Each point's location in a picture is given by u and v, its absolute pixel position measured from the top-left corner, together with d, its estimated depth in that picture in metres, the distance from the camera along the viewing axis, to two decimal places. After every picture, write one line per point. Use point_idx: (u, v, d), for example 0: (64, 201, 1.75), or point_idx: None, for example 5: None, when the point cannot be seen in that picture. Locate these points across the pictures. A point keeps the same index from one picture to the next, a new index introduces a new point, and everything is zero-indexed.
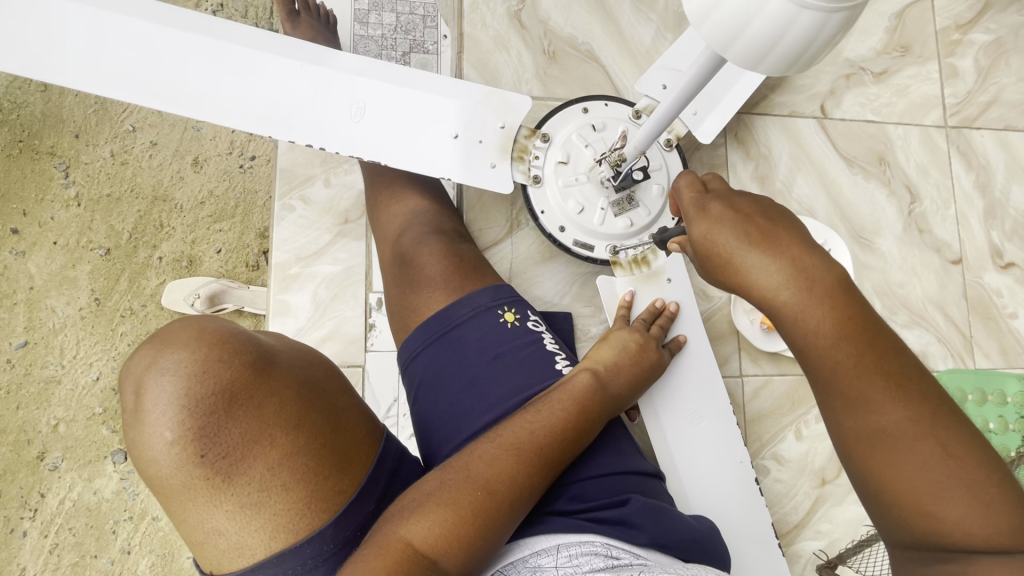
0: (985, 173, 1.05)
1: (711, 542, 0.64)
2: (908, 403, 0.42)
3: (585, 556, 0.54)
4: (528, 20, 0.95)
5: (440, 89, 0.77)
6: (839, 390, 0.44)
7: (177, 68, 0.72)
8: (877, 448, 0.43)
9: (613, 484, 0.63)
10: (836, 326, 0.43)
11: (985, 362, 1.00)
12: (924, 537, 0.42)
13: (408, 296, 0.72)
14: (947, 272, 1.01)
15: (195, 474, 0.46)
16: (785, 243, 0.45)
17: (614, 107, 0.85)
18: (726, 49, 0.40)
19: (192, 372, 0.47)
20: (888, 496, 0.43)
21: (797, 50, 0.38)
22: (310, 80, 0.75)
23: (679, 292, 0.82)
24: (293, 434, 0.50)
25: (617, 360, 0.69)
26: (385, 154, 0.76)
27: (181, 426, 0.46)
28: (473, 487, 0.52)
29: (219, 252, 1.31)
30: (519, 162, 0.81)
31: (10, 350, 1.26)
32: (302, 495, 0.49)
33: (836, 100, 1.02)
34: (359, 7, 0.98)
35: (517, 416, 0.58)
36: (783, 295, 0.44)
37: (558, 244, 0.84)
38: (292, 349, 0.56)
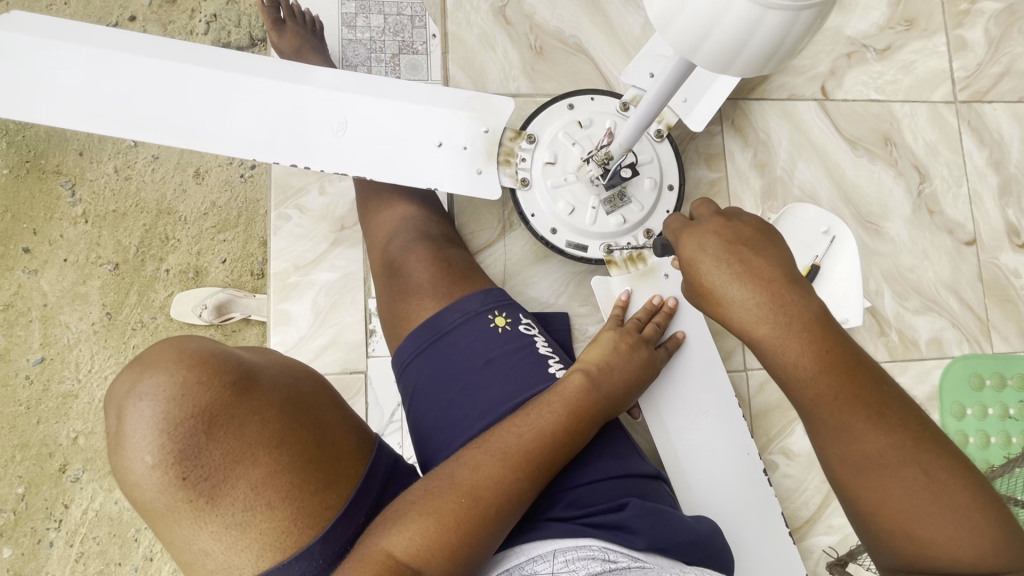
0: (999, 149, 1.01)
1: (712, 543, 0.63)
2: (886, 427, 0.47)
3: (582, 561, 0.53)
4: (514, 15, 0.93)
5: (422, 97, 0.77)
6: (824, 420, 0.49)
7: (157, 94, 0.72)
8: (864, 474, 0.47)
9: (610, 488, 0.62)
10: (811, 357, 0.49)
11: (1004, 346, 0.96)
12: (910, 560, 0.46)
13: (398, 305, 0.72)
14: (961, 254, 0.97)
15: (179, 496, 0.47)
16: (764, 280, 0.51)
17: (601, 101, 0.83)
18: (694, 50, 0.41)
19: (171, 396, 0.47)
20: (879, 522, 0.47)
21: (766, 52, 0.39)
22: (289, 96, 0.75)
23: (677, 287, 0.80)
24: (277, 451, 0.50)
25: (609, 358, 0.68)
26: (371, 167, 0.75)
27: (161, 450, 0.46)
28: (459, 494, 0.52)
29: (224, 262, 1.33)
30: (506, 166, 0.80)
31: (28, 366, 1.29)
32: (288, 512, 0.49)
33: (838, 80, 0.98)
34: (346, 12, 0.98)
35: (506, 420, 0.58)
36: (765, 330, 0.50)
37: (551, 246, 0.82)
38: (276, 366, 0.56)
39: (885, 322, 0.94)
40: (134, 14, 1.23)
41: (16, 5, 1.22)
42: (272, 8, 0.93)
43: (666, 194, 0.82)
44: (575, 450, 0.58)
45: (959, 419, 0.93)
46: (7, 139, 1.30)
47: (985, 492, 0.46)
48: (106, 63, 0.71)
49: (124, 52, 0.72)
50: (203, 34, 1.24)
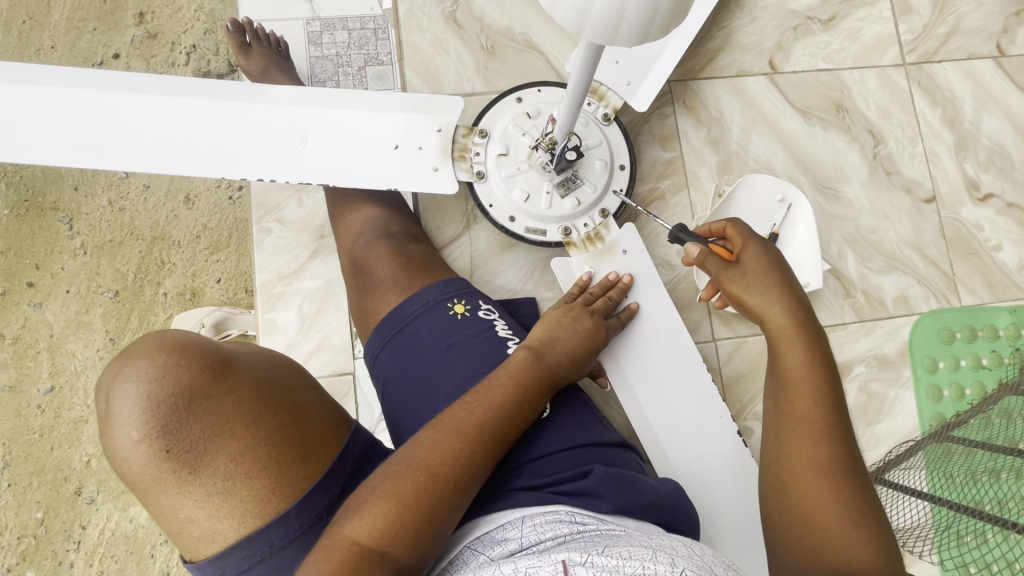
0: (952, 106, 1.02)
1: (676, 503, 0.65)
2: (835, 444, 0.55)
3: (550, 524, 0.56)
4: (464, 19, 0.97)
5: (375, 104, 0.81)
6: (797, 422, 0.57)
7: (129, 125, 0.78)
8: (812, 479, 0.55)
9: (575, 457, 0.65)
10: (806, 370, 0.58)
11: (972, 299, 0.97)
12: (823, 557, 0.53)
13: (365, 301, 0.75)
14: (921, 212, 0.99)
15: (164, 468, 0.51)
16: (794, 300, 0.62)
17: (548, 92, 0.87)
18: (582, 28, 0.44)
19: (153, 378, 0.51)
20: (811, 521, 0.54)
21: (643, 23, 0.43)
22: (250, 114, 0.80)
23: (635, 264, 0.84)
24: (253, 427, 0.53)
25: (552, 327, 0.72)
26: (335, 174, 0.80)
27: (145, 425, 0.50)
28: (415, 471, 0.54)
29: (220, 281, 1.38)
30: (461, 161, 0.84)
31: (39, 396, 1.35)
32: (265, 482, 0.53)
33: (786, 54, 1.01)
34: (311, 30, 1.03)
35: (457, 401, 0.60)
36: (784, 333, 0.60)
37: (511, 233, 0.86)
38: (254, 353, 0.60)
39: (850, 284, 0.96)
40: (117, 52, 1.30)
41: (4, 52, 1.29)
42: (238, 33, 0.98)
43: (619, 173, 0.86)
44: (530, 419, 0.62)
45: (931, 372, 0.94)
46: (6, 181, 1.37)
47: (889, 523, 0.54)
48: (82, 96, 0.77)
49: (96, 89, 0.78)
50: (184, 65, 1.30)
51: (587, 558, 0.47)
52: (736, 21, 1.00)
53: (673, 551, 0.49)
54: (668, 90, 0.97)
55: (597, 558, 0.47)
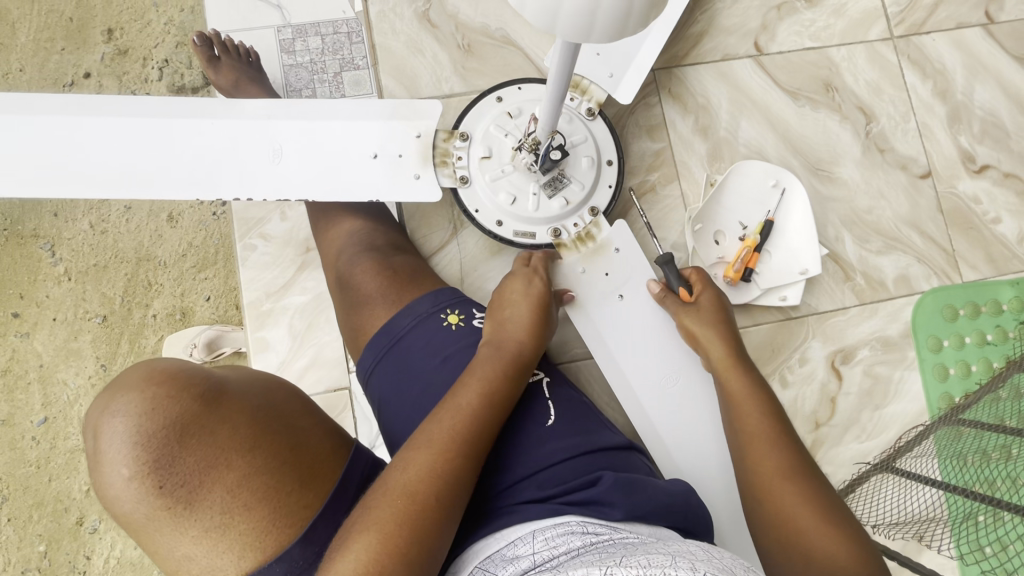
0: (943, 78, 1.00)
1: (690, 505, 0.61)
2: (787, 450, 0.62)
3: (562, 537, 0.52)
4: (438, 18, 0.94)
5: (350, 113, 0.79)
6: (747, 437, 0.64)
7: (100, 151, 0.75)
8: (773, 485, 0.60)
9: (582, 464, 0.61)
10: (749, 390, 0.68)
11: (973, 274, 0.96)
12: (803, 559, 0.55)
13: (353, 318, 0.73)
14: (917, 189, 0.97)
15: (157, 505, 0.45)
16: (731, 336, 0.74)
17: (529, 89, 0.84)
18: (555, 26, 0.42)
19: (142, 411, 0.46)
20: (782, 525, 0.58)
21: (619, 17, 0.40)
22: (224, 131, 0.77)
23: (628, 261, 0.82)
24: (250, 455, 0.48)
25: (503, 316, 0.69)
26: (315, 187, 0.77)
27: (136, 461, 0.45)
28: (392, 497, 0.51)
29: (209, 299, 1.34)
30: (443, 166, 0.81)
31: (33, 427, 1.32)
32: (265, 512, 0.48)
33: (770, 34, 0.98)
34: (284, 38, 0.99)
35: (433, 416, 0.57)
36: (727, 365, 0.71)
37: (500, 238, 0.83)
38: (248, 378, 0.55)
39: (849, 267, 0.94)
40: (88, 70, 1.26)
41: None
42: (206, 46, 0.95)
43: (607, 169, 0.84)
44: (502, 414, 0.60)
45: (937, 352, 0.92)
46: None
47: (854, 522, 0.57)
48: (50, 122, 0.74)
49: (63, 117, 0.75)
50: (156, 80, 1.26)
51: (608, 571, 0.43)
52: (718, 3, 0.97)
53: (692, 556, 0.45)
54: (652, 78, 0.95)
55: (617, 569, 0.43)
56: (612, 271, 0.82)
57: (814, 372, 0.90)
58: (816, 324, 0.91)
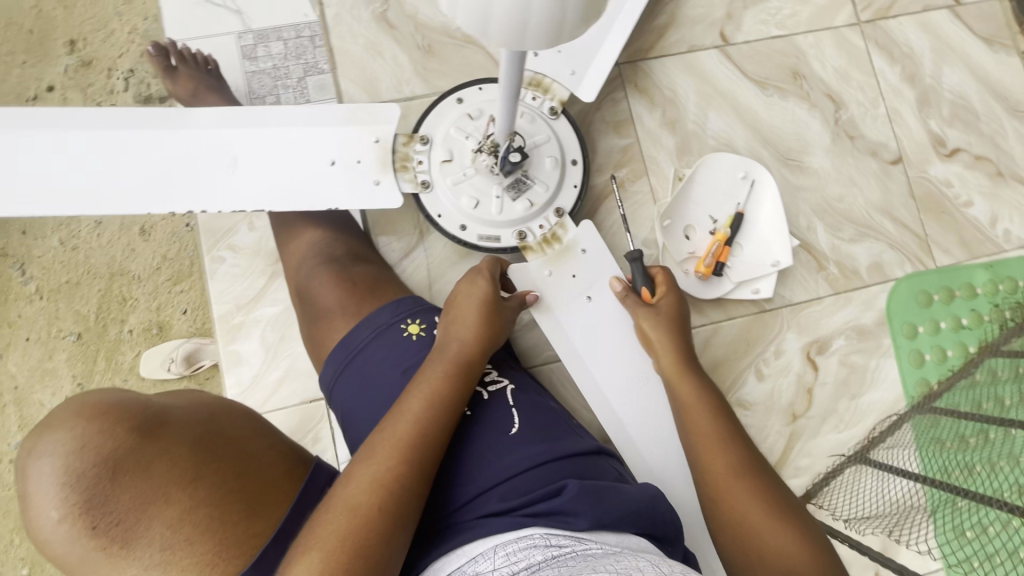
0: (912, 62, 0.99)
1: (658, 510, 0.60)
2: (738, 451, 0.62)
3: (524, 552, 0.51)
4: (396, 19, 0.93)
5: (306, 120, 0.78)
6: (698, 442, 0.64)
7: (42, 169, 0.72)
8: (727, 490, 0.60)
9: (547, 473, 0.60)
10: (700, 394, 0.67)
11: (947, 259, 0.95)
12: (759, 565, 0.56)
13: (314, 330, 0.72)
14: (888, 175, 0.96)
15: (92, 546, 0.44)
16: (683, 334, 0.73)
17: (489, 91, 0.84)
18: (487, 32, 0.40)
19: (72, 449, 0.45)
20: (738, 532, 0.58)
21: (551, 25, 0.39)
22: (175, 143, 0.75)
23: (595, 260, 0.82)
24: (192, 487, 0.48)
25: (453, 315, 0.67)
26: (271, 200, 0.75)
27: (66, 502, 0.44)
28: (335, 512, 0.50)
29: (186, 312, 1.29)
30: (404, 172, 0.80)
31: (10, 450, 1.29)
32: (210, 545, 0.47)
33: (736, 24, 0.97)
34: (244, 44, 0.97)
35: (381, 428, 0.56)
36: (678, 365, 0.70)
37: (465, 243, 0.82)
38: (193, 407, 0.55)
39: (822, 256, 0.93)
40: (51, 83, 1.19)
41: None
42: (161, 55, 0.93)
43: (571, 169, 0.83)
44: (451, 419, 0.58)
45: (911, 339, 0.92)
46: None
47: (806, 517, 0.58)
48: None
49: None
50: (122, 91, 1.18)
51: None
52: None
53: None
54: (617, 73, 0.93)
55: None
56: (580, 273, 0.81)
57: (790, 363, 0.89)
58: (790, 315, 0.91)
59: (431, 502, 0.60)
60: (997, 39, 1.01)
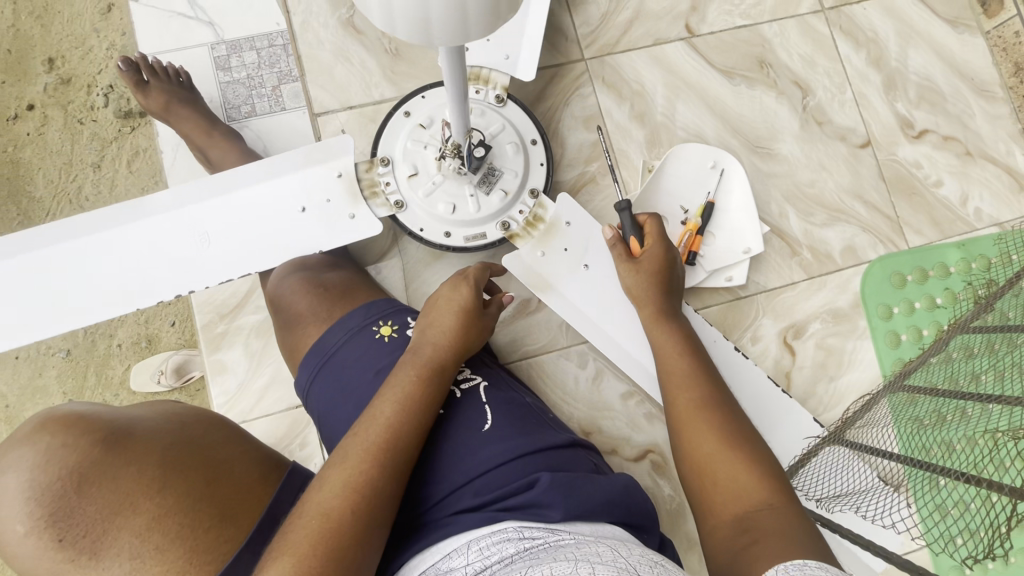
0: (876, 46, 1.00)
1: (631, 499, 0.60)
2: (704, 390, 0.66)
3: (498, 545, 0.52)
4: (363, 24, 0.94)
5: (264, 174, 0.78)
6: (669, 382, 0.69)
7: (26, 290, 0.74)
8: (690, 424, 0.63)
9: (521, 468, 0.60)
10: (675, 343, 0.73)
11: (919, 239, 0.96)
12: (712, 495, 0.57)
13: (289, 337, 0.73)
14: (857, 158, 0.97)
15: (61, 559, 0.44)
16: (663, 286, 0.77)
17: (432, 96, 0.85)
18: (431, 35, 0.41)
19: (37, 463, 0.45)
20: (697, 464, 0.60)
21: (490, 9, 0.39)
22: (144, 234, 0.76)
23: (581, 231, 0.83)
24: (159, 494, 0.48)
25: (430, 318, 0.68)
26: (249, 262, 0.76)
27: (32, 516, 0.44)
28: (308, 518, 0.50)
29: (174, 323, 1.29)
30: (375, 199, 0.81)
31: None
32: (180, 552, 0.46)
33: (701, 15, 0.97)
34: (218, 54, 0.98)
35: (352, 433, 0.57)
36: (654, 316, 0.76)
37: (454, 248, 0.83)
38: (161, 416, 0.55)
39: (795, 241, 0.94)
40: (31, 101, 1.19)
41: None
42: (133, 70, 0.94)
43: (533, 148, 0.84)
44: (425, 420, 0.59)
45: (887, 320, 0.93)
46: None
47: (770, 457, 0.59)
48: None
49: None
50: (103, 107, 1.18)
51: None
52: None
53: (595, 558, 0.44)
54: (584, 69, 0.94)
55: None
56: (570, 245, 0.83)
57: (767, 349, 0.90)
58: (765, 302, 0.91)
59: (409, 499, 0.60)
60: (961, 20, 1.02)
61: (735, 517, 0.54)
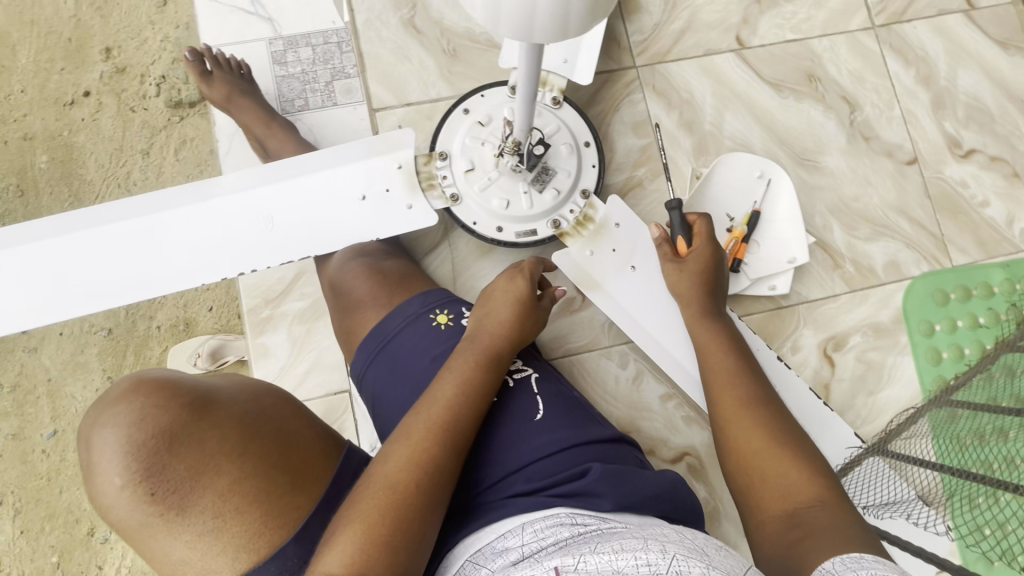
0: (926, 65, 1.01)
1: (679, 494, 0.62)
2: (753, 388, 0.66)
3: (551, 528, 0.54)
4: (423, 24, 0.97)
5: (329, 161, 0.81)
6: (713, 379, 0.70)
7: (95, 258, 0.78)
8: (737, 420, 0.64)
9: (571, 458, 0.62)
10: (719, 341, 0.74)
11: (964, 258, 0.96)
12: (760, 492, 0.58)
13: (346, 321, 0.75)
14: (904, 175, 0.97)
15: (151, 511, 0.48)
16: (709, 285, 0.77)
17: (491, 95, 0.87)
18: (530, 33, 0.45)
19: (132, 421, 0.49)
20: (744, 461, 0.61)
21: (588, 8, 0.43)
22: (209, 210, 0.79)
23: (630, 233, 0.85)
24: (239, 460, 0.51)
25: (487, 308, 0.70)
26: (309, 245, 0.79)
27: (128, 470, 0.48)
28: (375, 489, 0.52)
29: (212, 308, 1.22)
30: (432, 190, 0.83)
31: (41, 441, 1.19)
32: (256, 515, 0.50)
33: (752, 28, 0.99)
34: (274, 49, 1.02)
35: (414, 412, 0.59)
36: (696, 314, 0.77)
37: (504, 243, 0.85)
38: (236, 386, 0.58)
39: (838, 254, 0.94)
40: (87, 88, 1.23)
41: None
42: (198, 61, 0.97)
43: (586, 151, 0.87)
44: (483, 406, 0.61)
45: (929, 337, 0.93)
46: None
47: (818, 456, 0.59)
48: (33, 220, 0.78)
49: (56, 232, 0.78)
50: (155, 96, 1.23)
51: (580, 560, 0.44)
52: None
53: (664, 537, 0.47)
54: (636, 76, 0.96)
55: (590, 557, 0.45)
56: (619, 246, 0.85)
57: (807, 359, 0.91)
58: (806, 312, 0.92)
59: (462, 482, 0.63)
60: (1011, 43, 1.02)
61: (785, 513, 0.55)
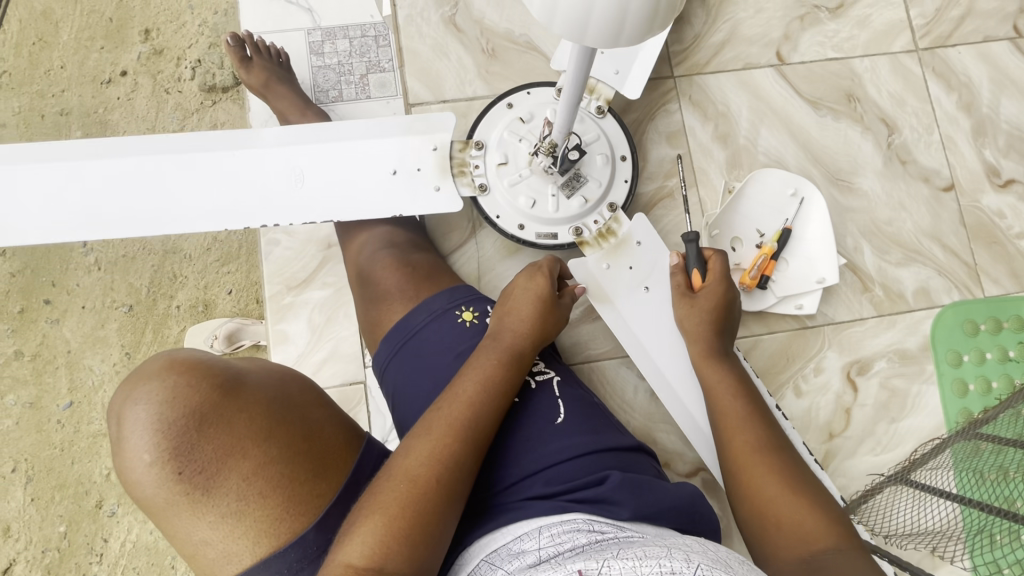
0: (969, 91, 0.99)
1: (698, 508, 0.61)
2: (763, 433, 0.65)
3: (568, 534, 0.53)
4: (463, 22, 0.97)
5: (367, 131, 0.82)
6: (722, 424, 0.69)
7: (130, 192, 0.78)
8: (748, 467, 0.63)
9: (589, 464, 0.61)
10: (728, 382, 0.72)
11: (996, 289, 0.94)
12: (773, 541, 0.58)
13: (372, 312, 0.75)
14: (939, 201, 0.96)
15: (177, 490, 0.48)
16: (720, 323, 0.76)
17: (537, 93, 0.88)
18: (584, 34, 0.44)
19: (164, 399, 0.49)
20: (756, 509, 0.60)
21: (646, 15, 0.43)
22: (245, 162, 0.80)
23: (649, 252, 0.84)
24: (265, 444, 0.51)
25: (509, 307, 0.70)
26: (336, 210, 0.80)
27: (157, 448, 0.48)
28: (397, 481, 0.52)
29: (232, 292, 1.23)
30: (462, 176, 0.84)
31: (57, 411, 1.20)
32: (279, 500, 0.50)
33: (793, 44, 0.98)
34: (313, 40, 1.03)
35: (435, 407, 0.59)
36: (706, 353, 0.75)
37: (523, 242, 0.85)
38: (263, 368, 0.57)
39: (867, 277, 0.93)
40: (125, 69, 1.25)
41: (17, 73, 1.25)
42: (239, 46, 0.98)
43: (621, 165, 0.86)
44: (504, 404, 0.61)
45: (956, 367, 0.91)
46: None
47: (830, 501, 0.59)
48: (65, 177, 0.78)
49: (97, 162, 0.78)
50: (190, 80, 1.25)
51: (602, 564, 0.44)
52: (740, 13, 0.98)
53: (687, 547, 0.46)
54: (674, 85, 0.96)
55: (611, 562, 0.44)
56: (636, 265, 0.83)
57: (829, 382, 0.90)
58: (832, 334, 0.91)
59: (481, 482, 0.62)
60: None
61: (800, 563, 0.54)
